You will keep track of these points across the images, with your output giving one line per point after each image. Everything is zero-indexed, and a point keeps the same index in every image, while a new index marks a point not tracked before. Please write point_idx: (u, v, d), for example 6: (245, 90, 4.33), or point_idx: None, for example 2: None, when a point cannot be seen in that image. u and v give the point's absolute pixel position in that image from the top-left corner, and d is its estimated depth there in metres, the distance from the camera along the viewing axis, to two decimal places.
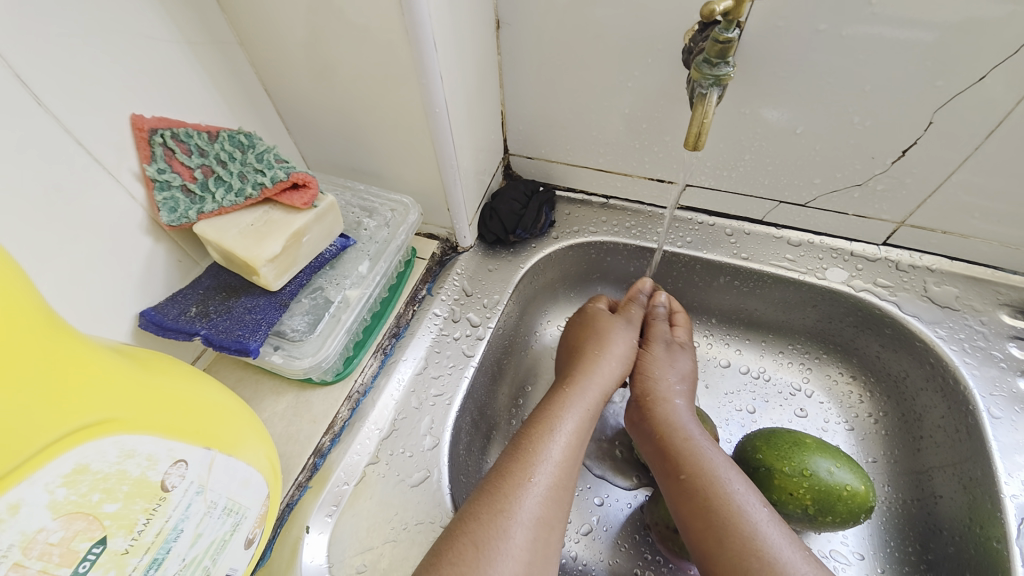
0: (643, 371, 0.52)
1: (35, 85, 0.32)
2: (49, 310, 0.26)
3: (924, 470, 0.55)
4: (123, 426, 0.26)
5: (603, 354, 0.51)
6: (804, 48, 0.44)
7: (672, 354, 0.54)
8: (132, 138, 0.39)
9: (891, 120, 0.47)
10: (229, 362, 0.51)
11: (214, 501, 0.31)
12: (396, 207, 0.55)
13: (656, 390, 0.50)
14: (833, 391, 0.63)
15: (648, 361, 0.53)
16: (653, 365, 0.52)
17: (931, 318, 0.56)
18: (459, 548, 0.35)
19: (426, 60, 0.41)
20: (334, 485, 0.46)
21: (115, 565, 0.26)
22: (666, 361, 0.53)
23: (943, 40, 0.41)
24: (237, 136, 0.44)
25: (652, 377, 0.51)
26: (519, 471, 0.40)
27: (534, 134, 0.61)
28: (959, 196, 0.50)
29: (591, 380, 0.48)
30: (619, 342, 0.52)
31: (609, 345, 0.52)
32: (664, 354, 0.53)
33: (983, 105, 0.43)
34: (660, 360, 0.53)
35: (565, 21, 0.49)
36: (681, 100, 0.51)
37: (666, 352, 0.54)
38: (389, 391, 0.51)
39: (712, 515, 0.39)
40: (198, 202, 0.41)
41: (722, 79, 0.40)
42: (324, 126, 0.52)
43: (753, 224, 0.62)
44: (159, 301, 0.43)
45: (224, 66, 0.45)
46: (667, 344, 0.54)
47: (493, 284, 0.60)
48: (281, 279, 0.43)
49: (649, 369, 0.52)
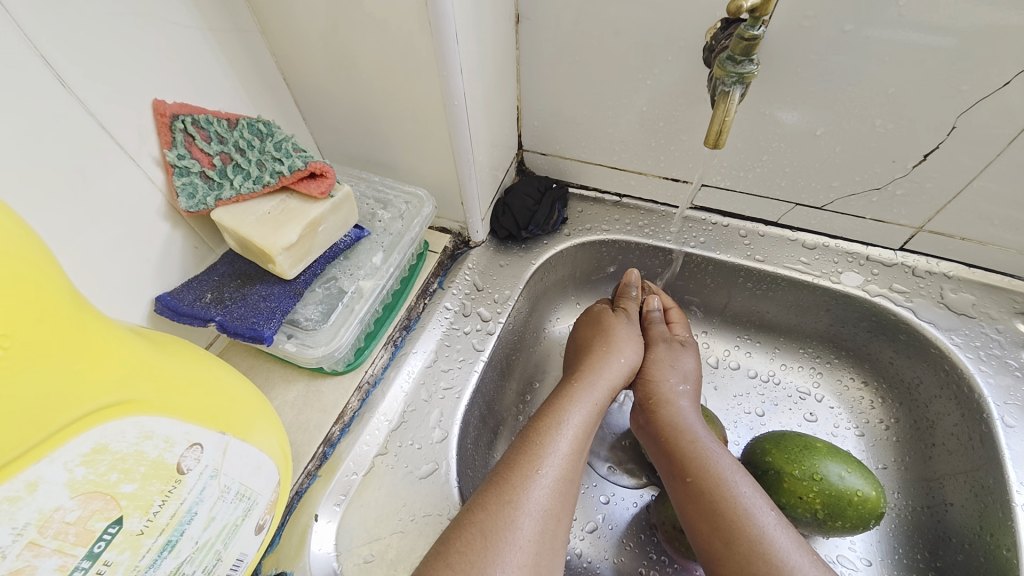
0: (646, 374, 0.52)
1: (60, 68, 0.32)
2: (73, 290, 0.26)
3: (934, 477, 0.54)
4: (142, 408, 0.26)
5: (611, 351, 0.50)
6: (826, 48, 0.44)
7: (674, 353, 0.54)
8: (154, 123, 0.39)
9: (912, 124, 0.46)
10: (241, 349, 0.52)
11: (227, 485, 0.31)
12: (411, 199, 0.55)
13: (660, 391, 0.50)
14: (844, 396, 0.63)
15: (651, 364, 0.53)
16: (657, 367, 0.52)
17: (947, 325, 0.55)
18: (468, 538, 0.35)
19: (447, 52, 0.40)
20: (343, 475, 0.46)
21: (129, 545, 0.26)
22: (667, 362, 0.53)
23: (968, 45, 0.40)
24: (256, 124, 0.44)
25: (655, 380, 0.51)
26: (526, 463, 0.40)
27: (550, 130, 0.61)
28: (978, 203, 0.50)
29: (600, 377, 0.48)
30: (626, 341, 0.52)
31: (619, 346, 0.51)
32: (667, 355, 0.53)
33: (1007, 112, 0.42)
34: (661, 362, 0.53)
35: (585, 17, 0.49)
36: (700, 99, 0.51)
37: (669, 354, 0.53)
38: (399, 382, 0.51)
39: (718, 519, 0.39)
40: (216, 188, 0.41)
41: (746, 77, 0.39)
42: (342, 117, 0.52)
43: (767, 226, 0.62)
44: (175, 287, 0.44)
45: (243, 54, 0.45)
46: (667, 344, 0.54)
47: (504, 279, 0.60)
48: (296, 268, 0.43)
49: (652, 371, 0.52)
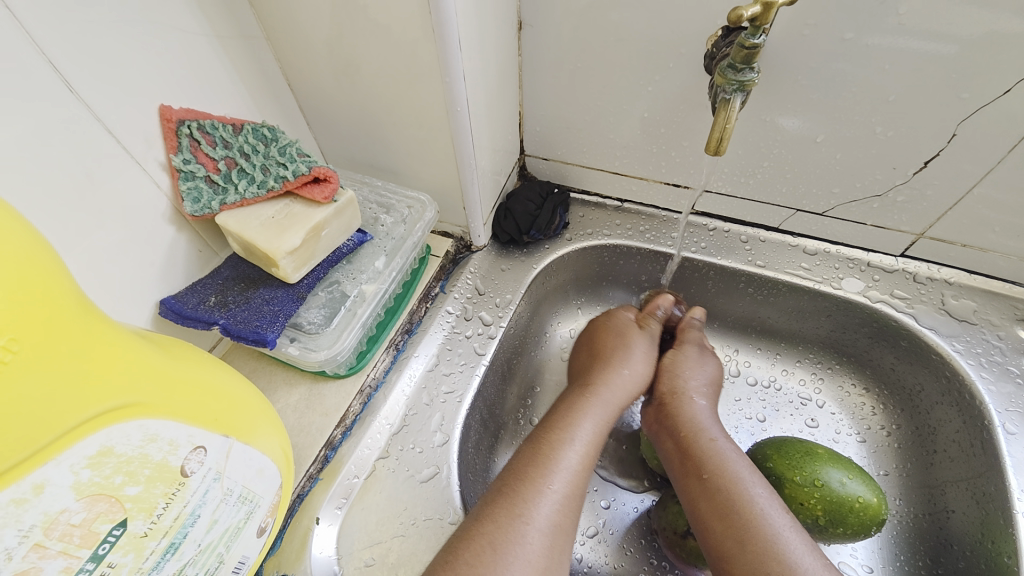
0: (668, 370, 0.52)
1: (68, 73, 0.33)
2: (80, 293, 0.27)
3: (936, 484, 0.54)
4: (147, 411, 0.27)
5: (625, 364, 0.51)
6: (828, 56, 0.44)
7: (702, 357, 0.54)
8: (160, 128, 0.39)
9: (912, 131, 0.46)
10: (244, 353, 0.52)
11: (230, 488, 0.31)
12: (414, 204, 0.55)
13: (683, 387, 0.50)
14: (845, 402, 0.63)
15: (676, 362, 0.53)
16: (681, 364, 0.52)
17: (948, 331, 0.55)
18: (477, 549, 0.35)
19: (450, 59, 0.41)
20: (344, 478, 0.46)
21: (133, 548, 0.26)
22: (694, 362, 0.53)
23: (968, 52, 0.40)
24: (261, 129, 0.45)
25: (679, 376, 0.51)
26: (536, 477, 0.40)
27: (551, 136, 0.62)
28: (979, 210, 0.50)
29: (611, 391, 0.48)
30: (638, 356, 0.52)
31: (629, 353, 0.52)
32: (694, 355, 0.53)
33: (1007, 118, 0.43)
34: (689, 360, 0.53)
35: (586, 23, 0.49)
36: (701, 106, 0.51)
37: (693, 356, 0.53)
38: (401, 386, 0.52)
39: (733, 517, 0.39)
40: (221, 193, 0.42)
41: (746, 85, 0.40)
42: (346, 122, 0.52)
43: (768, 231, 0.62)
44: (179, 290, 0.44)
45: (249, 59, 0.45)
46: (699, 347, 0.54)
47: (506, 283, 0.60)
48: (300, 272, 0.43)
49: (677, 367, 0.52)
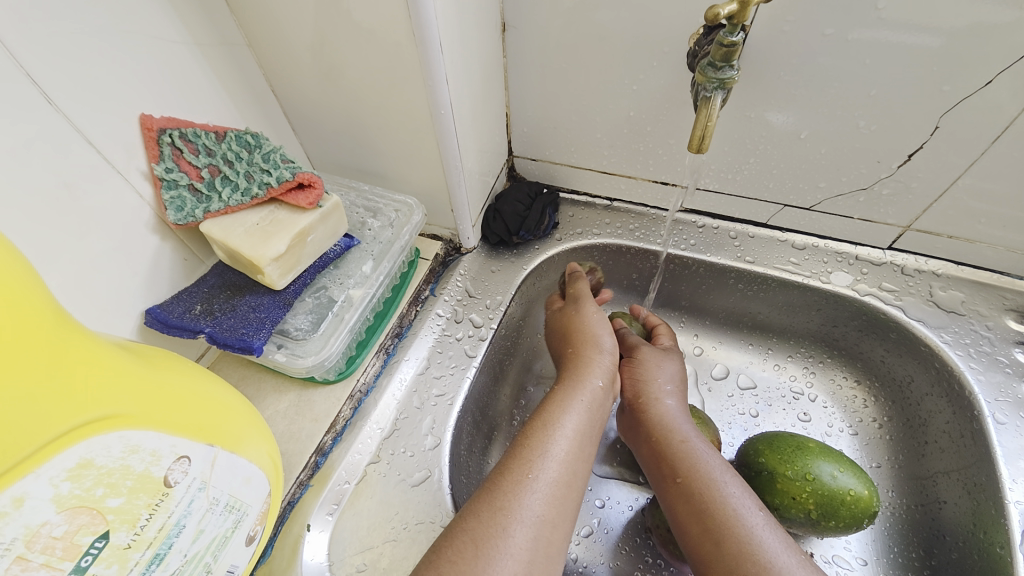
0: (632, 374, 0.52)
1: (45, 83, 0.32)
2: (57, 306, 0.27)
3: (928, 475, 0.54)
4: (129, 421, 0.27)
5: (592, 345, 0.51)
6: (809, 51, 0.44)
7: (659, 357, 0.53)
8: (141, 137, 0.39)
9: (895, 124, 0.47)
10: (232, 360, 0.52)
11: (216, 498, 0.31)
12: (401, 207, 0.55)
13: (648, 391, 0.50)
14: (837, 395, 0.63)
15: (639, 366, 0.52)
16: (640, 368, 0.52)
17: (937, 322, 0.55)
18: (458, 546, 0.35)
19: (432, 61, 0.41)
20: (335, 484, 0.46)
21: (117, 559, 0.26)
22: (653, 362, 0.52)
23: (948, 45, 0.40)
24: (244, 136, 0.44)
25: (643, 379, 0.51)
26: (518, 469, 0.40)
27: (539, 136, 0.62)
28: (965, 201, 0.50)
29: (586, 375, 0.48)
30: (598, 333, 0.52)
31: (597, 338, 0.51)
32: (652, 355, 0.53)
33: (990, 108, 0.43)
34: (648, 363, 0.52)
35: (570, 23, 0.49)
36: (686, 103, 0.51)
37: (654, 356, 0.53)
38: (392, 391, 0.52)
39: (708, 519, 0.39)
40: (204, 201, 0.41)
41: (727, 82, 0.40)
42: (331, 127, 0.52)
43: (757, 227, 0.62)
44: (164, 299, 0.44)
45: (232, 67, 0.46)
46: (651, 346, 0.54)
47: (496, 285, 0.60)
48: (285, 278, 0.43)
49: (640, 372, 0.52)
